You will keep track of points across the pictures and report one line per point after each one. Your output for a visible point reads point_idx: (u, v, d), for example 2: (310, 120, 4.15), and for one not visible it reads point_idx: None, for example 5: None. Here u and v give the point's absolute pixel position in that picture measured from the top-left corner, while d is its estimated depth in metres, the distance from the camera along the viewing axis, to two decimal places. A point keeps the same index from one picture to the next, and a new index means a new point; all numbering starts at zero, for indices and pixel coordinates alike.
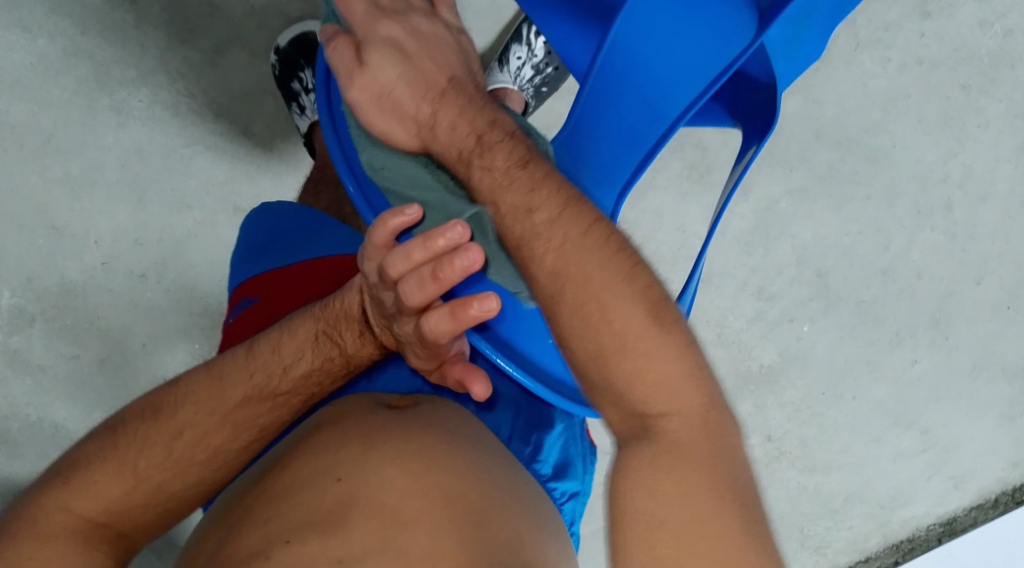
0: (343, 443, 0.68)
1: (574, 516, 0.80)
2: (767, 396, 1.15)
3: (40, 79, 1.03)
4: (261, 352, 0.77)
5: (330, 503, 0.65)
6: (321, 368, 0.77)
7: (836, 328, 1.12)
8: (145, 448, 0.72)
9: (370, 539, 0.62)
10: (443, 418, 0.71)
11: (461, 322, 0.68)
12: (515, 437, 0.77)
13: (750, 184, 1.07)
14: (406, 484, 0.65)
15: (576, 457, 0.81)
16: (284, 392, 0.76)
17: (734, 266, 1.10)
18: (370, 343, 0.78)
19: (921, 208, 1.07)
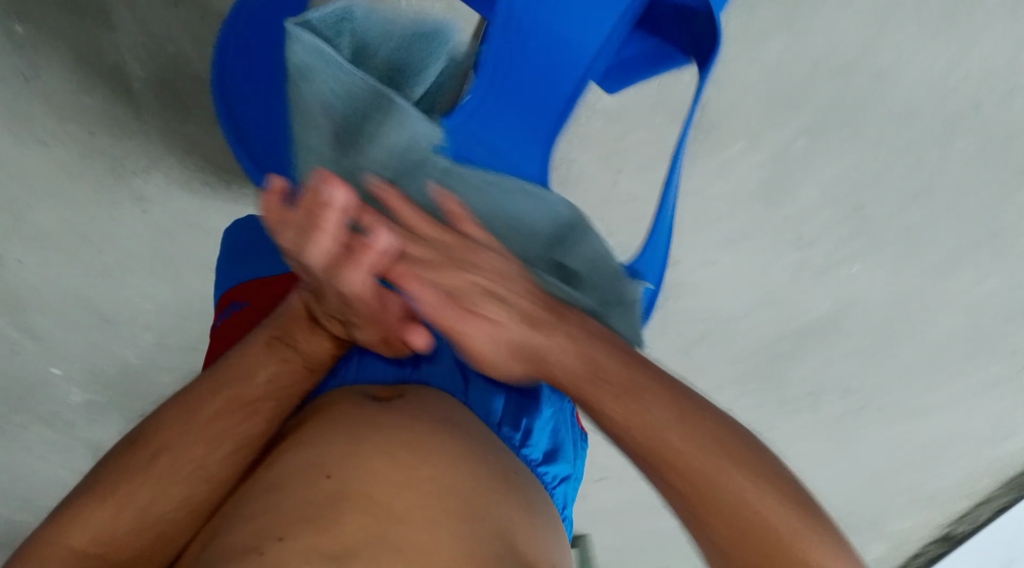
0: (335, 437, 0.74)
1: (565, 499, 0.85)
2: (826, 350, 1.18)
3: (65, 186, 1.07)
4: (227, 366, 0.81)
5: (321, 495, 0.70)
6: (285, 370, 0.82)
7: (887, 266, 1.10)
8: (128, 478, 0.75)
9: (365, 530, 0.68)
10: (427, 405, 0.77)
11: (365, 265, 0.76)
12: (505, 422, 0.83)
13: (758, 135, 1.02)
14: (400, 481, 0.71)
15: (566, 441, 0.86)
16: (254, 404, 0.79)
17: (765, 221, 1.08)
18: (325, 338, 0.83)
19: (946, 117, 0.99)
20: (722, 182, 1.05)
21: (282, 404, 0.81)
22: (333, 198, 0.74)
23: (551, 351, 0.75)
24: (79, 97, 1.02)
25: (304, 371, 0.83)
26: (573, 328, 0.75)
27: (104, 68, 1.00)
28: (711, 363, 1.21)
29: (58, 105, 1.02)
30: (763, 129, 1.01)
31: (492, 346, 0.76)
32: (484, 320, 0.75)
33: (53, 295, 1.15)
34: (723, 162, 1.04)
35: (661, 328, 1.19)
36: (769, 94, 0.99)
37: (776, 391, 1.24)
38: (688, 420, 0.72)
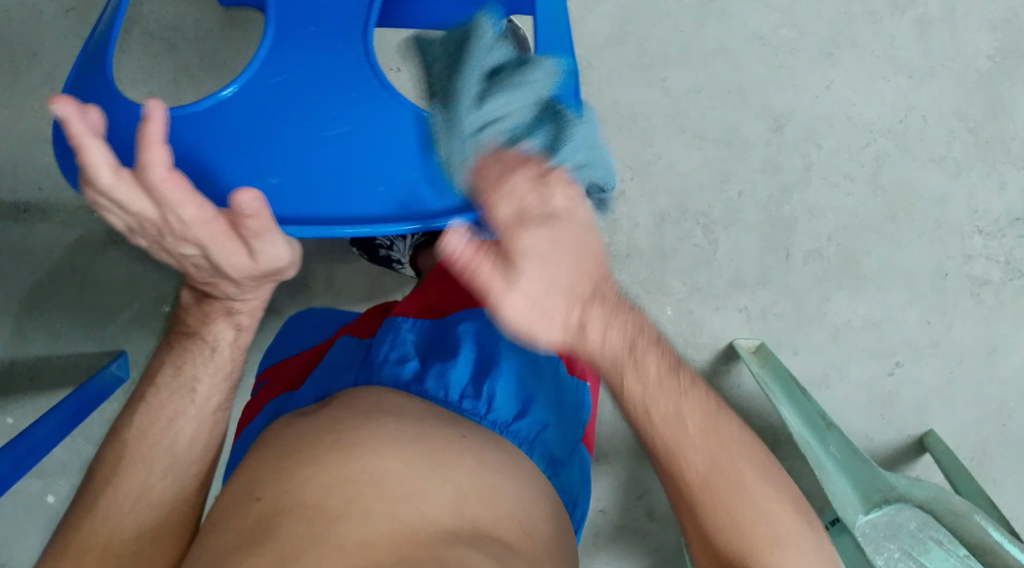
0: (276, 457, 0.60)
1: (546, 458, 0.68)
2: None
3: None
4: (161, 383, 0.72)
5: (256, 522, 0.56)
6: (187, 361, 0.73)
7: None
8: (76, 527, 0.66)
9: (298, 540, 0.54)
10: (365, 397, 0.64)
11: (151, 143, 0.58)
12: (466, 394, 0.67)
13: None
14: (332, 479, 0.57)
15: (540, 389, 0.70)
16: (173, 411, 0.71)
17: (843, 10, 0.98)
18: (216, 317, 0.72)
19: None
20: (770, 9, 0.98)
21: (204, 406, 0.72)
22: (68, 111, 0.58)
23: (623, 356, 0.63)
24: None
25: (211, 358, 0.73)
26: (619, 303, 0.62)
27: None
28: (917, 175, 1.00)
29: None
30: None
31: (537, 314, 0.59)
32: (533, 258, 0.58)
33: None
34: None
35: (832, 177, 1.01)
36: None
37: (1012, 154, 0.99)
38: (681, 391, 0.65)
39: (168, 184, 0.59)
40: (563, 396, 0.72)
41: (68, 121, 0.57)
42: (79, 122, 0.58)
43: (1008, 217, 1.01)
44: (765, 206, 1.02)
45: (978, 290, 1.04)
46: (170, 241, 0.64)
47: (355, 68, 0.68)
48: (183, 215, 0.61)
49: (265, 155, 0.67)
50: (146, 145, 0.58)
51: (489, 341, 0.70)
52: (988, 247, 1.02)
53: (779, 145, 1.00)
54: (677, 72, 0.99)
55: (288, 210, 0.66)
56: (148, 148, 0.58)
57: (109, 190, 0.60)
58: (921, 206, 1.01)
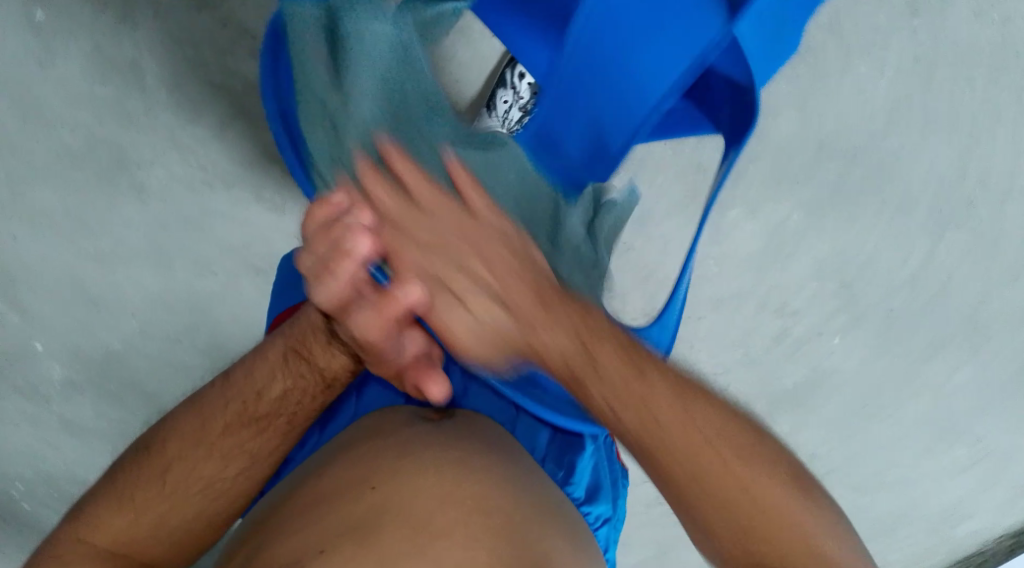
0: (383, 452, 0.79)
1: (607, 540, 0.89)
2: (798, 417, 1.21)
3: (63, 168, 1.07)
4: (234, 379, 0.85)
5: (369, 508, 0.74)
6: (299, 387, 0.85)
7: (865, 340, 1.14)
8: (139, 488, 0.81)
9: (402, 542, 0.72)
10: (477, 430, 0.83)
11: (387, 312, 0.81)
12: (549, 459, 0.88)
13: (758, 205, 1.06)
14: (437, 498, 0.74)
15: (608, 480, 0.90)
16: (267, 422, 0.84)
17: (752, 288, 1.11)
18: (339, 354, 0.85)
19: (941, 213, 1.04)
20: (715, 242, 1.09)
21: (296, 422, 0.86)
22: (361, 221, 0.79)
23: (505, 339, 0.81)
24: (94, 87, 1.04)
25: (309, 377, 0.86)
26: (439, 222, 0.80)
27: (123, 62, 1.03)
28: None
29: (74, 91, 1.04)
30: (762, 200, 1.05)
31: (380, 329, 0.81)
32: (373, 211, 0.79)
33: (28, 269, 1.12)
34: (718, 223, 1.07)
35: None
36: (773, 164, 1.03)
37: None
38: (588, 351, 0.78)
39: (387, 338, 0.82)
40: (615, 474, 0.92)
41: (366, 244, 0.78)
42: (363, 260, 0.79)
43: None
44: None
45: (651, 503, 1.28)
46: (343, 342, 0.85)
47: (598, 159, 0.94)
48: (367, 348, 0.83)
49: None
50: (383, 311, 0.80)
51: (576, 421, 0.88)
52: None
53: None
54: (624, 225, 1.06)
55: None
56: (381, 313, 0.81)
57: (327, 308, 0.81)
58: None
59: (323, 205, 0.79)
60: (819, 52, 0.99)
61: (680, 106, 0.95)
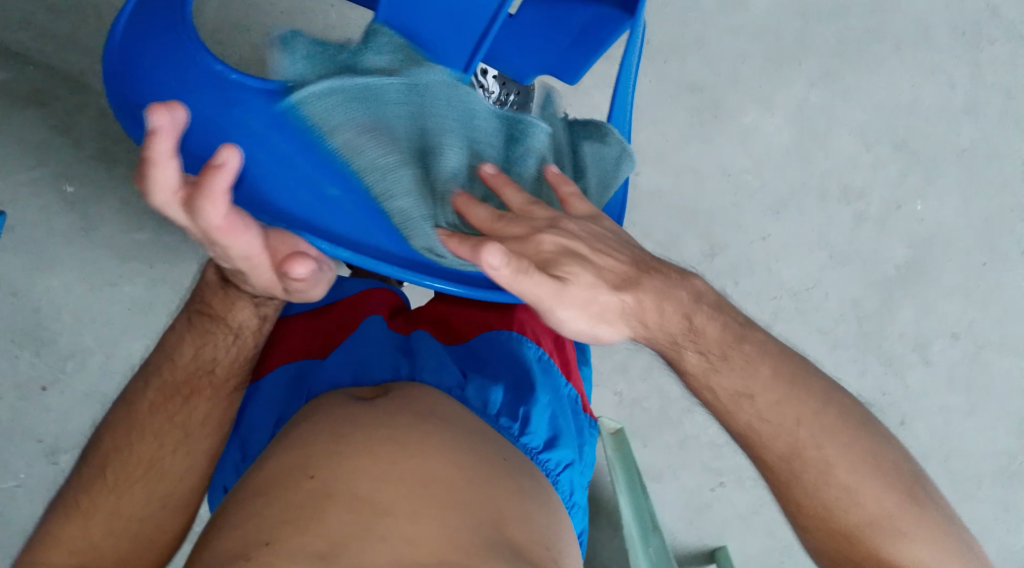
0: (320, 436, 0.65)
1: (572, 488, 0.72)
2: (922, 295, 1.09)
3: (141, 319, 1.16)
4: (166, 350, 0.77)
5: (307, 499, 0.61)
6: (209, 344, 0.76)
7: (951, 193, 1.04)
8: (89, 488, 0.73)
9: (348, 526, 0.59)
10: (416, 396, 0.68)
11: (216, 192, 0.59)
12: (503, 412, 0.72)
13: (770, 98, 1.02)
14: (383, 473, 0.62)
15: (569, 426, 0.74)
16: (189, 391, 0.76)
17: (803, 182, 1.05)
18: (241, 302, 0.74)
19: (964, 29, 0.98)
20: (745, 151, 1.04)
21: (220, 386, 0.76)
22: (159, 123, 0.57)
23: (636, 310, 0.70)
24: (134, 235, 1.12)
25: (229, 340, 0.76)
26: (576, 241, 0.69)
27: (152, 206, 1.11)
28: (799, 341, 1.13)
29: (119, 249, 1.13)
30: (770, 93, 1.02)
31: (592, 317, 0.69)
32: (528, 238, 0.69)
33: None
34: (741, 132, 1.04)
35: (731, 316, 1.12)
36: (766, 51, 1.00)
37: (878, 348, 1.13)
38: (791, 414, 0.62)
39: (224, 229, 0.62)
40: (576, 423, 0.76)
41: (156, 137, 0.57)
42: (164, 139, 0.57)
43: (854, 398, 1.15)
44: None
45: None
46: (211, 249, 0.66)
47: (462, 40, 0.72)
48: (229, 248, 0.64)
49: None
50: (208, 196, 0.59)
51: (525, 369, 0.74)
52: None
53: (703, 270, 1.10)
54: (646, 170, 1.06)
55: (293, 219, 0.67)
56: (210, 200, 0.60)
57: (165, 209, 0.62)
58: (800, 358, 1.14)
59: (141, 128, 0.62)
60: None
61: (591, 15, 0.83)
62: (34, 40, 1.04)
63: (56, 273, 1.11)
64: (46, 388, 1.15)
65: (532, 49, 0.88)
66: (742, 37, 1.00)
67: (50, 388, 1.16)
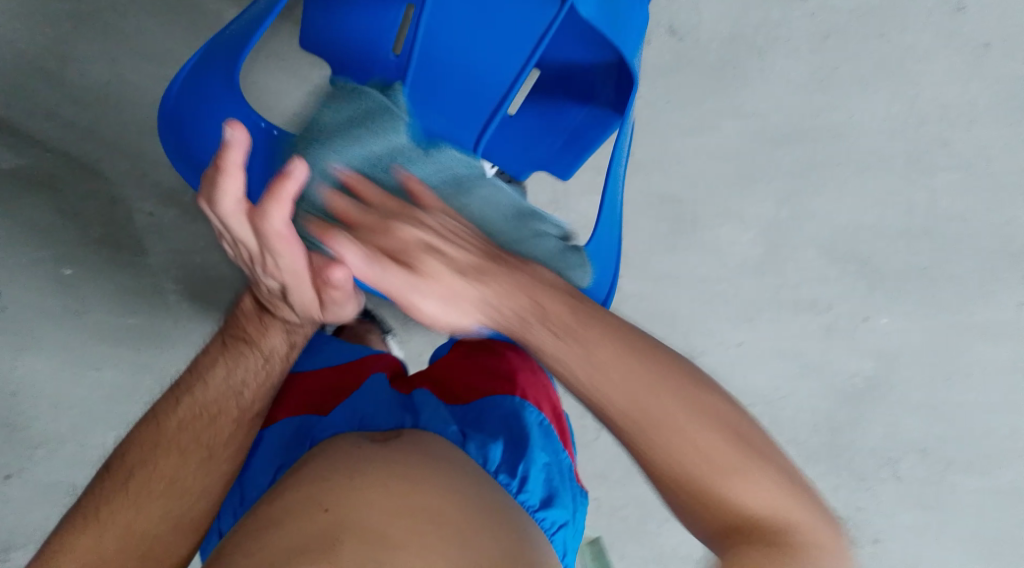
0: (330, 472, 0.65)
1: (566, 549, 0.73)
2: (888, 412, 1.14)
3: (120, 407, 1.16)
4: (198, 372, 0.81)
5: (317, 532, 0.60)
6: (241, 366, 0.81)
7: (913, 310, 1.09)
8: (109, 501, 0.75)
9: (357, 558, 0.57)
10: (423, 444, 0.69)
11: (283, 198, 0.66)
12: (502, 469, 0.72)
13: (744, 210, 1.07)
14: (393, 508, 0.61)
15: (564, 488, 0.75)
16: (217, 410, 0.80)
17: (773, 295, 1.10)
18: (275, 328, 0.82)
19: (917, 156, 1.02)
20: (719, 263, 1.10)
21: (248, 410, 0.80)
22: (235, 137, 0.63)
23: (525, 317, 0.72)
24: (125, 320, 1.14)
25: (259, 364, 0.82)
26: (512, 275, 0.72)
27: (144, 289, 1.14)
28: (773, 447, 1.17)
29: (108, 334, 1.14)
30: (742, 209, 1.07)
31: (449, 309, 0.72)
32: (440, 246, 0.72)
33: None
34: (715, 246, 1.09)
35: None
36: (738, 170, 1.06)
37: (850, 464, 1.18)
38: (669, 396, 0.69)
39: (280, 236, 0.69)
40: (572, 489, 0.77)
41: (230, 148, 0.63)
42: (239, 152, 0.64)
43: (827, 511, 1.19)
44: None
45: None
46: (261, 261, 0.74)
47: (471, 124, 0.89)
48: (282, 256, 0.71)
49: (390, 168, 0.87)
50: (278, 201, 0.66)
51: (523, 429, 0.75)
52: None
53: None
54: (628, 277, 1.12)
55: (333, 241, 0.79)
56: (277, 205, 0.67)
57: (230, 216, 0.68)
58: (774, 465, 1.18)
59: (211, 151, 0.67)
60: (730, 63, 1.02)
61: (584, 117, 0.91)
62: (41, 132, 1.06)
63: (38, 356, 1.13)
64: (10, 476, 1.16)
65: (527, 146, 0.95)
66: (716, 158, 1.06)
67: (13, 477, 1.16)
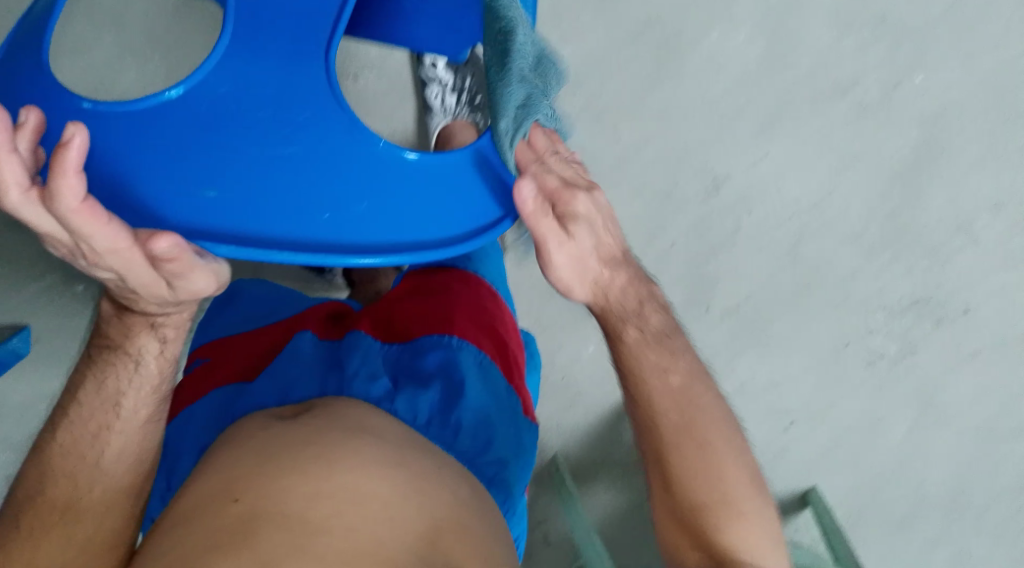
0: (249, 461, 0.65)
1: (508, 500, 0.76)
2: (948, 174, 0.99)
3: None
4: (77, 393, 0.75)
5: (228, 521, 0.61)
6: (109, 375, 0.75)
7: (953, 58, 0.94)
8: (12, 533, 0.72)
9: (279, 544, 0.59)
10: (337, 410, 0.69)
11: (66, 170, 0.59)
12: (434, 421, 0.75)
13: (727, 10, 0.96)
14: (309, 490, 0.62)
15: (507, 431, 0.78)
16: (99, 426, 0.74)
17: (786, 93, 0.99)
18: (139, 330, 0.73)
19: None
20: (718, 75, 0.99)
21: (131, 417, 0.75)
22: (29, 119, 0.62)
23: (641, 319, 0.76)
24: None
25: (133, 372, 0.74)
26: (613, 242, 0.74)
27: None
28: (832, 252, 1.06)
29: None
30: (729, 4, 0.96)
31: (578, 268, 0.72)
32: (579, 235, 0.71)
33: None
34: (705, 57, 0.99)
35: (750, 249, 1.07)
36: None
37: (918, 245, 1.03)
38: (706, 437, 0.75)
39: (81, 213, 0.60)
40: (522, 434, 0.79)
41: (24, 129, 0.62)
42: (29, 133, 0.62)
43: (907, 300, 1.06)
44: (691, 260, 1.09)
45: (869, 367, 1.11)
46: (79, 255, 0.64)
47: (315, 86, 0.70)
48: (93, 238, 0.62)
49: (220, 166, 0.67)
50: (61, 171, 0.59)
51: (460, 376, 0.77)
52: (892, 326, 1.08)
53: (710, 207, 1.06)
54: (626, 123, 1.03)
55: (224, 221, 0.66)
56: (64, 175, 0.59)
57: (21, 207, 0.61)
58: (842, 268, 1.06)
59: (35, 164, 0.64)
60: None
61: None
62: None
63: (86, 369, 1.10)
64: None
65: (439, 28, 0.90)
66: None
67: None
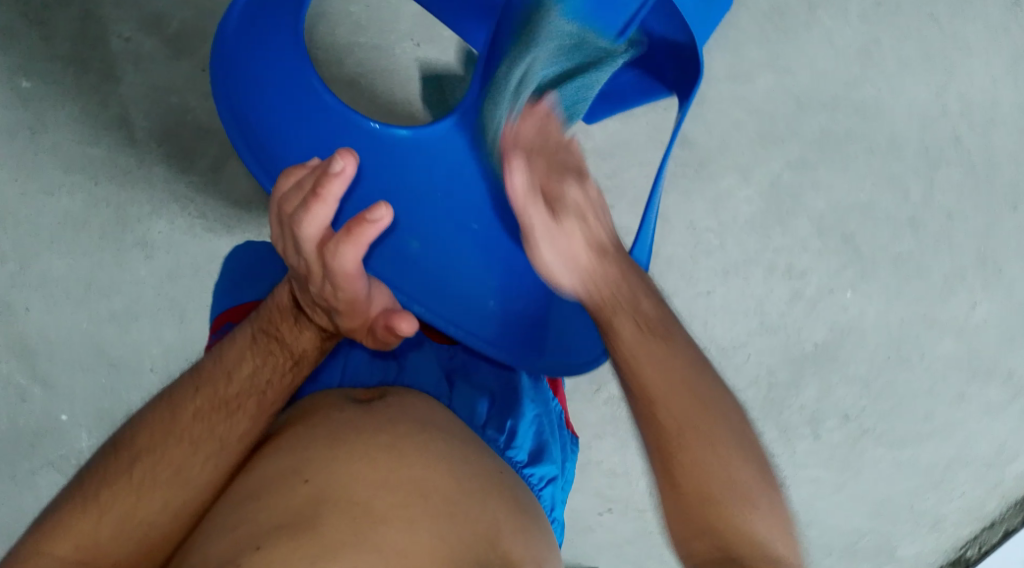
0: (327, 443, 0.80)
1: (552, 501, 0.90)
2: (827, 378, 1.14)
3: (70, 236, 1.11)
4: (204, 367, 0.85)
5: (303, 501, 0.76)
6: (268, 365, 0.85)
7: (879, 295, 1.10)
8: (110, 484, 0.78)
9: (343, 530, 0.74)
10: (411, 408, 0.84)
11: (362, 239, 0.78)
12: (491, 424, 0.90)
13: (749, 167, 1.07)
14: (377, 481, 0.77)
15: (553, 442, 0.91)
16: (236, 405, 0.83)
17: (753, 252, 1.10)
18: (307, 329, 0.87)
19: (929, 148, 1.05)
20: (714, 211, 1.09)
21: (262, 403, 0.84)
22: (342, 169, 0.76)
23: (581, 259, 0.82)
24: (85, 149, 1.08)
25: (280, 351, 0.86)
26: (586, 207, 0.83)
27: (112, 120, 1.07)
28: None
29: (65, 157, 1.08)
30: (752, 164, 1.07)
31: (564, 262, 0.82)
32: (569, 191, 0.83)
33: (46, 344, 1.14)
34: (716, 195, 1.08)
35: None
36: (758, 127, 1.07)
37: (779, 419, 1.16)
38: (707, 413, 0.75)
39: (349, 274, 0.81)
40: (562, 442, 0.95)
41: (337, 177, 0.76)
42: (341, 181, 0.76)
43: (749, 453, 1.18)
44: None
45: None
46: (320, 286, 0.83)
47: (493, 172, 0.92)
48: (344, 288, 0.82)
49: (418, 224, 0.91)
50: (353, 242, 0.78)
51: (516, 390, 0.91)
52: None
53: None
54: (623, 207, 1.08)
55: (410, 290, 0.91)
56: (355, 247, 0.79)
57: (307, 238, 0.80)
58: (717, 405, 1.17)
59: (304, 168, 0.81)
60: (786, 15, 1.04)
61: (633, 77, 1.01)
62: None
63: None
64: None
65: None
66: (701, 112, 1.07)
67: None
